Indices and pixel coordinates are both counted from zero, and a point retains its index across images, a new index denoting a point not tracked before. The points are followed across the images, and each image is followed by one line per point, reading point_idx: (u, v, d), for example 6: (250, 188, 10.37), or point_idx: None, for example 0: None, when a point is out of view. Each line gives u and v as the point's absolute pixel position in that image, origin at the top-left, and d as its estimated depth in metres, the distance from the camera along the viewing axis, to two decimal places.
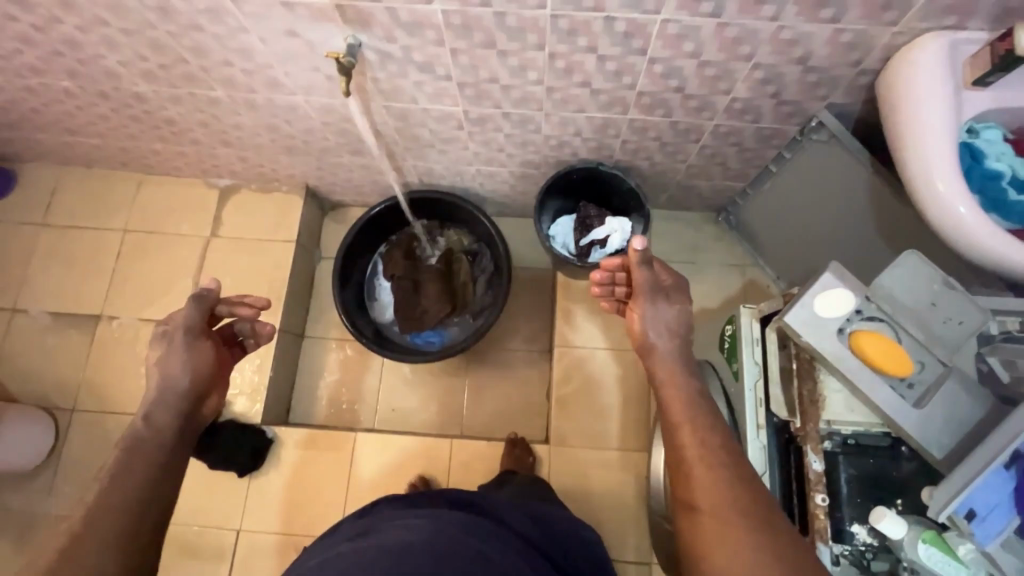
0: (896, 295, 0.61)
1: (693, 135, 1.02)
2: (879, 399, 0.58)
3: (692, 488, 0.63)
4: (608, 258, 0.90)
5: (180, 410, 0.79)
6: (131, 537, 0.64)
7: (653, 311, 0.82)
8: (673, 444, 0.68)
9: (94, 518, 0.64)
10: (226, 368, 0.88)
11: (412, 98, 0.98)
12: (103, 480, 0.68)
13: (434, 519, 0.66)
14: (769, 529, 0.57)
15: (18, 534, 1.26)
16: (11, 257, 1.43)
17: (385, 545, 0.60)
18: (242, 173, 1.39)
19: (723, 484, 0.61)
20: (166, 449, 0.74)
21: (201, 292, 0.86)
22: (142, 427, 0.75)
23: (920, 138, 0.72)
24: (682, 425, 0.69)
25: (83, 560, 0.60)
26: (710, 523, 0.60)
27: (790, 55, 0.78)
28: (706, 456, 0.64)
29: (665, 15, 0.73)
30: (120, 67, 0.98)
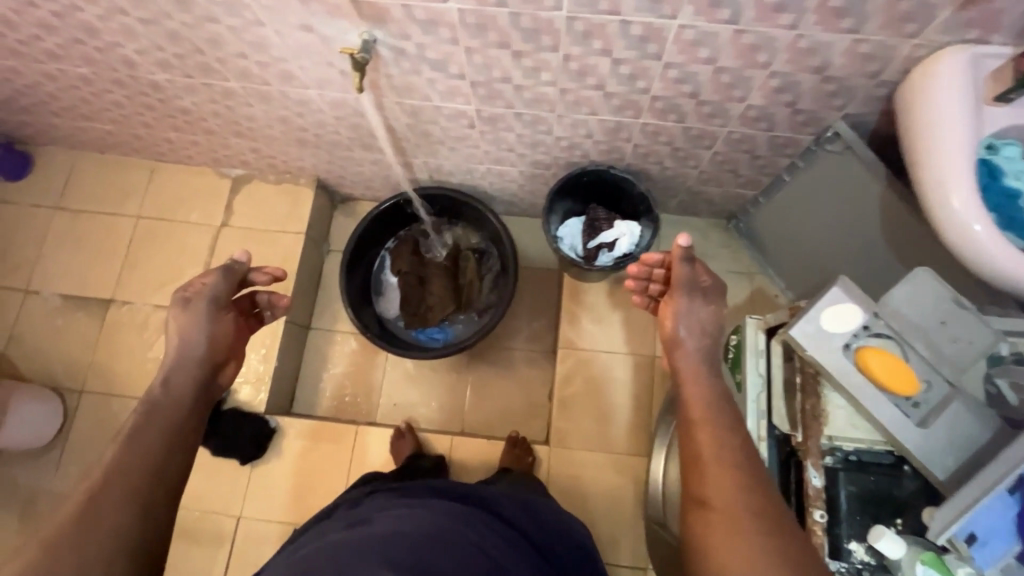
0: (906, 314, 0.61)
1: (706, 141, 1.02)
2: (883, 417, 0.58)
3: (704, 485, 0.61)
4: (650, 253, 0.86)
5: (198, 377, 0.80)
6: (148, 498, 0.64)
7: (687, 308, 0.78)
8: (688, 438, 0.66)
9: (112, 479, 0.64)
10: (243, 338, 0.90)
11: (424, 95, 0.98)
12: (120, 441, 0.68)
13: (429, 508, 0.68)
14: (780, 536, 0.55)
15: (23, 512, 1.28)
16: (25, 239, 1.45)
17: (377, 534, 0.63)
18: (253, 164, 1.40)
19: (737, 485, 0.59)
20: (183, 413, 0.75)
21: (231, 265, 0.88)
22: (161, 392, 0.76)
23: (936, 150, 0.71)
24: (697, 421, 0.67)
25: (103, 518, 0.60)
26: (720, 523, 0.58)
27: (807, 64, 0.77)
28: (721, 454, 0.62)
29: (681, 20, 0.72)
30: (137, 56, 0.99)
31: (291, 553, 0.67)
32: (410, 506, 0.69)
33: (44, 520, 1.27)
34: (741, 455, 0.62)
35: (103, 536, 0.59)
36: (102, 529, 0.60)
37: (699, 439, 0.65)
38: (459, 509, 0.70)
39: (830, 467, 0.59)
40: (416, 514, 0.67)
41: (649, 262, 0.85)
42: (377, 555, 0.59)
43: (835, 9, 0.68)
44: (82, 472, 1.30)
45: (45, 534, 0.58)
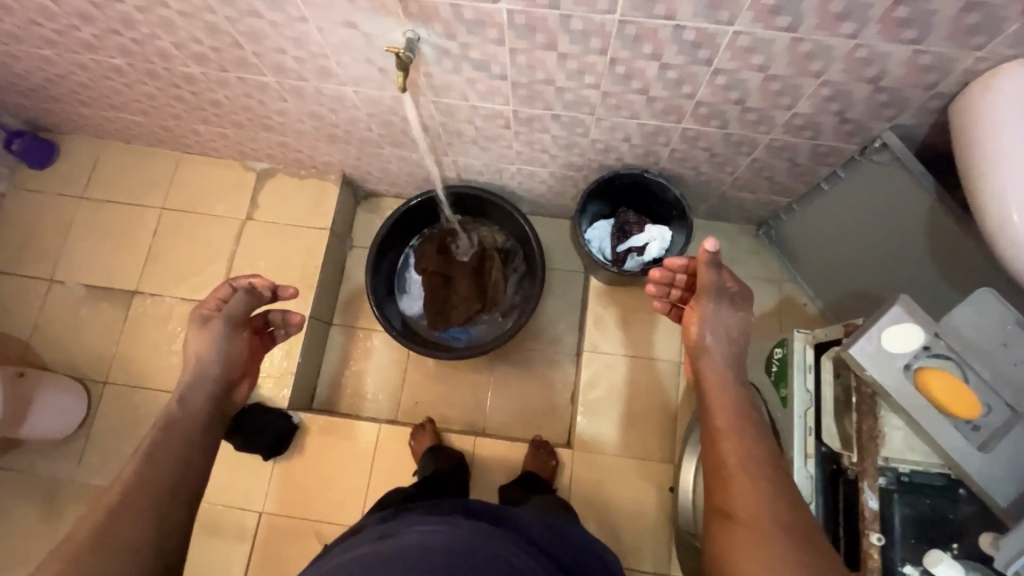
0: (966, 334, 0.59)
1: (746, 147, 1.00)
2: (943, 440, 0.56)
3: (730, 497, 0.63)
4: (673, 259, 0.87)
5: (214, 394, 0.79)
6: (166, 514, 0.64)
7: (713, 313, 0.79)
8: (713, 452, 0.68)
9: (132, 494, 0.63)
10: (256, 358, 0.88)
11: (463, 95, 0.96)
12: (139, 456, 0.68)
13: (463, 527, 0.65)
14: (808, 549, 0.56)
15: (47, 501, 1.29)
16: (50, 227, 1.44)
17: (407, 550, 0.62)
18: (280, 157, 1.39)
19: (764, 497, 0.61)
20: (200, 429, 0.75)
21: (242, 288, 0.85)
22: (177, 410, 0.75)
23: (998, 165, 0.69)
24: (723, 433, 0.69)
25: (121, 534, 0.60)
26: (747, 534, 0.59)
27: (862, 74, 0.76)
28: (749, 467, 0.64)
29: (738, 27, 0.71)
30: (173, 48, 0.98)
31: (322, 565, 0.66)
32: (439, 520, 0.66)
33: (68, 508, 1.28)
34: (767, 470, 0.64)
35: (121, 553, 0.59)
36: (120, 544, 0.59)
37: (725, 452, 0.67)
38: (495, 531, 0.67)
39: (884, 488, 0.58)
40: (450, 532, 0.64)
41: (673, 267, 0.86)
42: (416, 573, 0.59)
43: (899, 20, 0.66)
44: (105, 463, 1.30)
45: (64, 549, 0.58)
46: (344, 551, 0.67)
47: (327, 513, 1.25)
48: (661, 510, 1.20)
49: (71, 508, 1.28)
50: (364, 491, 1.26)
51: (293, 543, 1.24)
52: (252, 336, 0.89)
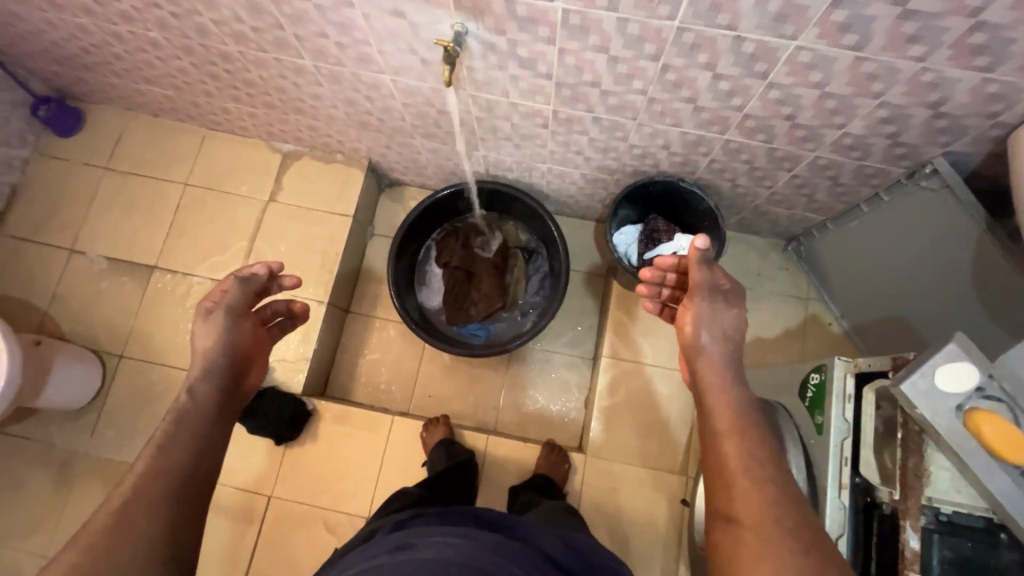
0: (1021, 377, 0.57)
1: (788, 163, 0.98)
2: (993, 486, 0.55)
3: (732, 500, 0.60)
4: (662, 258, 0.86)
5: (223, 387, 0.76)
6: (179, 505, 0.63)
7: (709, 312, 0.75)
8: (715, 452, 0.65)
9: (147, 486, 0.62)
10: (263, 352, 0.85)
11: (504, 91, 0.94)
12: (150, 448, 0.66)
13: (474, 541, 0.66)
14: (818, 560, 0.53)
15: (58, 471, 1.29)
16: (73, 197, 1.44)
17: (425, 560, 0.62)
18: (307, 140, 1.38)
19: (769, 501, 0.58)
20: (212, 421, 0.72)
21: (241, 279, 0.81)
22: (186, 401, 0.72)
23: None
24: (723, 434, 0.65)
25: (136, 524, 0.59)
26: (750, 539, 0.56)
27: (923, 98, 0.74)
28: (753, 469, 0.61)
29: (801, 42, 0.69)
30: (213, 25, 0.96)
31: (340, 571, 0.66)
32: (458, 534, 0.67)
33: (79, 479, 1.28)
34: (772, 472, 0.61)
35: (137, 541, 0.58)
36: (136, 535, 0.59)
37: (727, 451, 0.64)
38: (510, 547, 0.68)
39: (925, 528, 0.57)
40: (465, 549, 0.64)
41: (663, 265, 0.85)
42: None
43: (973, 47, 0.64)
44: (118, 436, 1.31)
45: (81, 539, 0.57)
46: (355, 563, 0.66)
47: (337, 501, 1.25)
48: (671, 522, 1.19)
49: (82, 479, 1.28)
50: (373, 482, 1.26)
51: (302, 530, 1.24)
52: (260, 326, 0.86)
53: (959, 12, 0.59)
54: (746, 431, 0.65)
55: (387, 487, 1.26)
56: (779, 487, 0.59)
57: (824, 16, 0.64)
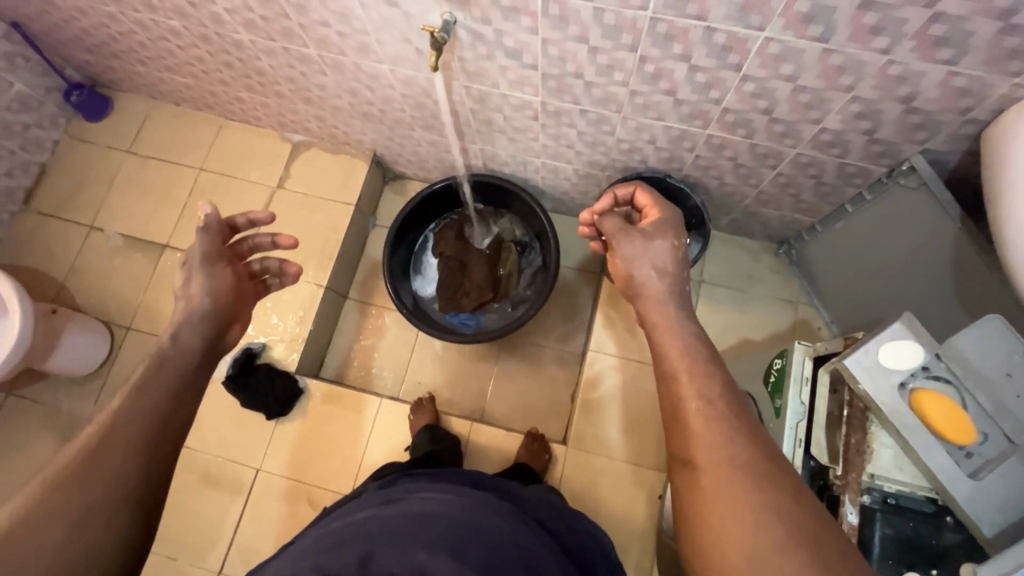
0: (969, 359, 0.57)
1: (771, 160, 0.99)
2: (934, 464, 0.55)
3: (688, 442, 0.56)
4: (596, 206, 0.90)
5: (206, 334, 0.71)
6: (153, 449, 0.56)
7: (637, 250, 0.78)
8: (672, 394, 0.60)
9: (120, 427, 0.55)
10: (247, 301, 0.81)
11: (494, 82, 0.98)
12: (131, 387, 0.59)
13: (468, 499, 0.67)
14: (773, 491, 0.50)
15: (61, 434, 1.35)
16: (96, 178, 1.52)
17: (418, 513, 0.63)
18: (316, 131, 1.44)
19: (724, 437, 0.55)
20: (193, 368, 0.66)
21: (200, 225, 0.80)
22: (169, 347, 0.67)
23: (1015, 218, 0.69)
24: (677, 374, 0.61)
25: (106, 464, 0.53)
26: (708, 482, 0.53)
27: (894, 92, 0.76)
28: (707, 408, 0.57)
29: (769, 34, 0.71)
30: (226, 14, 1.03)
31: (324, 526, 0.67)
32: (450, 491, 0.68)
33: None
34: (726, 410, 0.57)
35: (107, 482, 0.52)
36: (108, 473, 0.53)
37: (684, 391, 0.60)
38: (496, 501, 0.69)
39: (867, 506, 0.58)
40: (458, 505, 0.65)
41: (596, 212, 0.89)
42: (422, 535, 0.60)
43: (935, 39, 0.66)
44: None
45: (50, 473, 0.52)
46: (346, 514, 0.67)
47: (323, 479, 1.28)
48: (650, 518, 1.19)
49: None
50: (358, 462, 1.29)
51: (287, 504, 1.27)
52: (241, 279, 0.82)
53: (916, 3, 0.62)
54: (698, 369, 0.61)
55: (371, 468, 1.28)
56: (731, 422, 0.56)
57: (788, 7, 0.66)
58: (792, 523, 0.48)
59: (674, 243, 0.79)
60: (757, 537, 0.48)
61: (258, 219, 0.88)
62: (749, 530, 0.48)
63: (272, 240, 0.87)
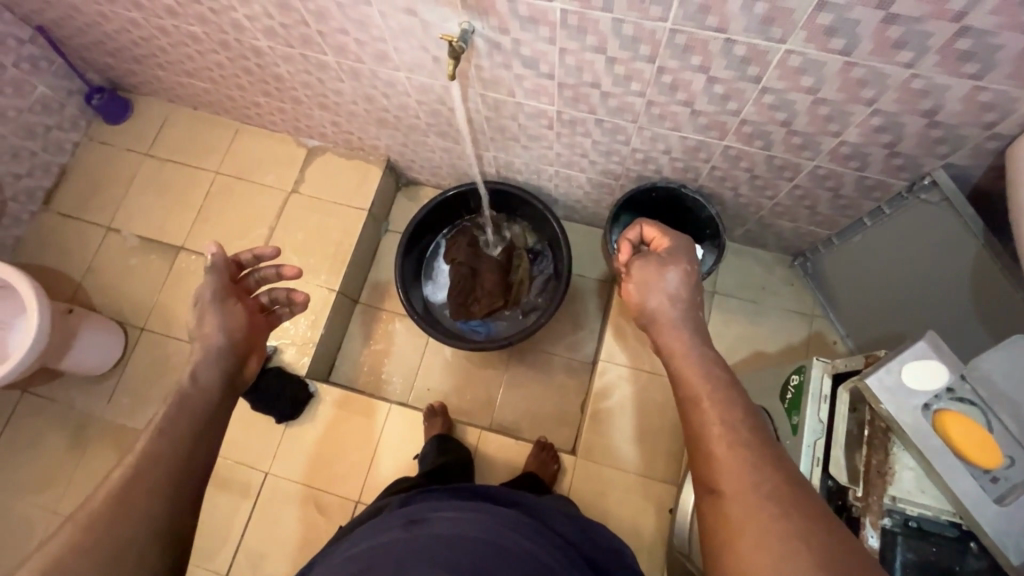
0: (995, 381, 0.56)
1: (789, 172, 0.98)
2: (959, 488, 0.54)
3: (712, 470, 0.55)
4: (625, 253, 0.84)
5: (225, 369, 0.72)
6: (179, 488, 0.56)
7: (652, 282, 0.76)
8: (695, 423, 0.60)
9: (147, 467, 0.55)
10: (262, 332, 0.82)
11: (511, 91, 0.98)
12: (154, 428, 0.59)
13: (490, 514, 0.66)
14: (800, 519, 0.49)
15: (74, 433, 1.37)
16: (115, 179, 1.55)
17: (442, 539, 0.61)
18: (331, 137, 1.45)
19: (749, 464, 0.54)
20: (213, 405, 0.66)
21: (207, 266, 0.80)
22: (189, 386, 0.67)
23: None
24: (700, 399, 0.61)
25: (136, 504, 0.52)
26: (735, 510, 0.51)
27: (916, 106, 0.75)
28: (731, 435, 0.57)
29: (790, 46, 0.70)
30: (246, 21, 1.04)
31: (347, 548, 0.65)
32: (468, 508, 0.66)
33: (94, 442, 1.35)
34: (748, 434, 0.57)
35: (137, 522, 0.52)
36: (137, 513, 0.52)
37: (707, 419, 0.59)
38: (523, 521, 0.68)
39: (888, 529, 0.56)
40: (480, 523, 0.63)
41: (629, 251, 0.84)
42: (448, 564, 0.58)
43: (960, 53, 0.65)
44: (133, 404, 1.38)
45: (79, 517, 0.51)
46: (370, 534, 0.66)
47: (331, 483, 1.28)
48: (658, 532, 1.17)
49: (97, 443, 1.36)
50: (366, 468, 1.28)
51: (294, 507, 1.27)
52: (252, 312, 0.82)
53: (941, 17, 0.61)
54: (720, 396, 0.61)
55: (379, 475, 1.28)
56: (754, 448, 0.55)
57: (810, 20, 0.66)
58: (822, 552, 0.47)
59: (695, 269, 0.78)
60: (787, 568, 0.46)
61: (263, 253, 0.87)
62: (776, 557, 0.47)
63: (277, 271, 0.89)
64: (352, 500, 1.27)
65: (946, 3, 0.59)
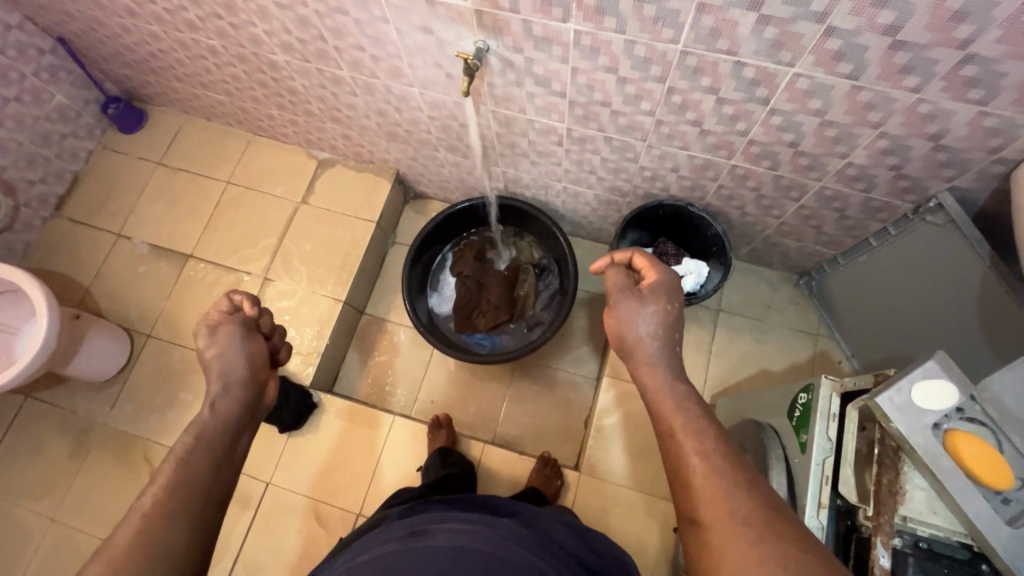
0: (1005, 402, 0.56)
1: (795, 193, 1.00)
2: (970, 509, 0.53)
3: (693, 501, 0.56)
4: (611, 281, 0.76)
5: (245, 398, 0.70)
6: (201, 519, 0.56)
7: (631, 311, 0.73)
8: (672, 452, 0.61)
9: (169, 499, 0.55)
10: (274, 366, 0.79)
11: (522, 108, 1.00)
12: (174, 459, 0.59)
13: (488, 525, 0.65)
14: (779, 542, 0.50)
15: (76, 439, 1.36)
16: (126, 187, 1.56)
17: (439, 553, 0.60)
18: (342, 149, 1.47)
19: (725, 491, 0.55)
20: (230, 439, 0.65)
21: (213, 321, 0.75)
22: (207, 416, 0.65)
23: None
24: (676, 429, 0.62)
25: (156, 536, 0.53)
26: (716, 539, 0.53)
27: (922, 130, 0.76)
28: (707, 465, 0.57)
29: (798, 69, 0.72)
30: (265, 36, 1.07)
31: (345, 560, 0.64)
32: (470, 520, 0.65)
33: (95, 448, 1.35)
34: (723, 462, 0.58)
35: (156, 554, 0.52)
36: (160, 547, 0.52)
37: (683, 448, 0.60)
38: (525, 533, 0.67)
39: (899, 549, 0.56)
40: (479, 534, 0.63)
41: (615, 279, 0.76)
42: None
43: (965, 79, 0.66)
44: (137, 411, 1.38)
45: (105, 553, 0.51)
46: (370, 546, 0.65)
47: (332, 495, 1.27)
48: (662, 550, 1.16)
49: (98, 450, 1.35)
50: (367, 481, 1.27)
51: (295, 519, 1.26)
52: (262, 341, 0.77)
53: (948, 44, 0.63)
54: (695, 429, 0.61)
55: (379, 488, 1.27)
56: (731, 473, 0.56)
57: (819, 44, 0.68)
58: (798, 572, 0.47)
59: (676, 303, 0.74)
60: None
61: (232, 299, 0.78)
62: None
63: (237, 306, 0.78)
64: (354, 513, 1.25)
65: (953, 32, 0.61)
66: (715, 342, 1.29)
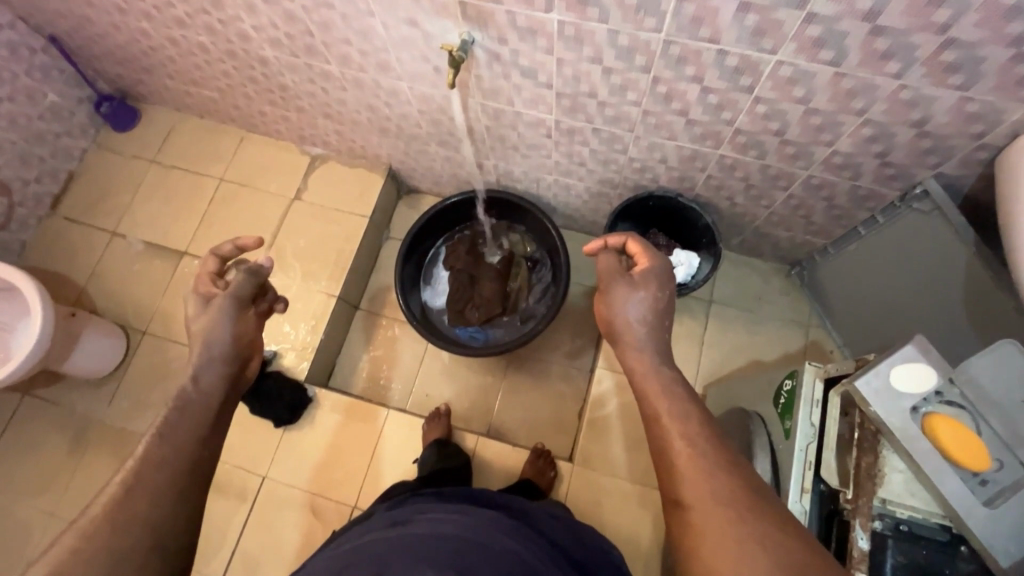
0: (983, 384, 0.56)
1: (783, 182, 1.00)
2: (946, 491, 0.54)
3: (676, 483, 0.56)
4: (603, 268, 0.77)
5: (227, 372, 0.70)
6: (184, 491, 0.57)
7: (620, 296, 0.73)
8: (656, 437, 0.61)
9: (150, 474, 0.56)
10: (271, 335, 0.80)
11: (509, 100, 1.00)
12: (152, 435, 0.60)
13: (472, 515, 0.66)
14: (758, 523, 0.51)
15: (73, 435, 1.37)
16: (120, 185, 1.57)
17: (419, 543, 0.60)
18: (334, 145, 1.47)
19: (708, 473, 0.55)
20: (215, 414, 0.65)
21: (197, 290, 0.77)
22: (191, 389, 0.66)
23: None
24: (660, 413, 0.62)
25: (136, 507, 0.54)
26: (698, 518, 0.53)
27: (906, 116, 0.76)
28: (691, 448, 0.58)
29: (781, 57, 0.72)
30: (253, 31, 1.07)
31: (332, 550, 0.65)
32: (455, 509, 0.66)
33: (92, 444, 1.36)
34: (707, 445, 0.58)
35: (134, 527, 0.53)
36: (137, 519, 0.53)
37: (669, 432, 0.60)
38: (506, 521, 0.68)
39: (877, 532, 0.57)
40: (463, 522, 0.64)
41: (606, 266, 0.77)
42: (429, 558, 0.58)
43: (946, 64, 0.67)
44: (134, 407, 1.39)
45: (82, 524, 0.52)
46: (355, 537, 0.66)
47: (326, 488, 1.28)
48: (654, 539, 1.17)
49: (96, 446, 1.36)
50: (362, 473, 1.28)
51: (292, 512, 1.27)
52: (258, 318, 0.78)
53: (926, 29, 0.63)
54: (681, 412, 0.62)
55: (373, 480, 1.28)
56: (712, 455, 0.57)
57: (800, 31, 0.68)
58: (777, 548, 0.49)
59: (665, 287, 0.74)
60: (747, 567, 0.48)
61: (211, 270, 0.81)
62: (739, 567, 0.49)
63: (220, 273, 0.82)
64: (349, 505, 1.27)
65: (931, 16, 0.61)
66: (707, 332, 1.29)
